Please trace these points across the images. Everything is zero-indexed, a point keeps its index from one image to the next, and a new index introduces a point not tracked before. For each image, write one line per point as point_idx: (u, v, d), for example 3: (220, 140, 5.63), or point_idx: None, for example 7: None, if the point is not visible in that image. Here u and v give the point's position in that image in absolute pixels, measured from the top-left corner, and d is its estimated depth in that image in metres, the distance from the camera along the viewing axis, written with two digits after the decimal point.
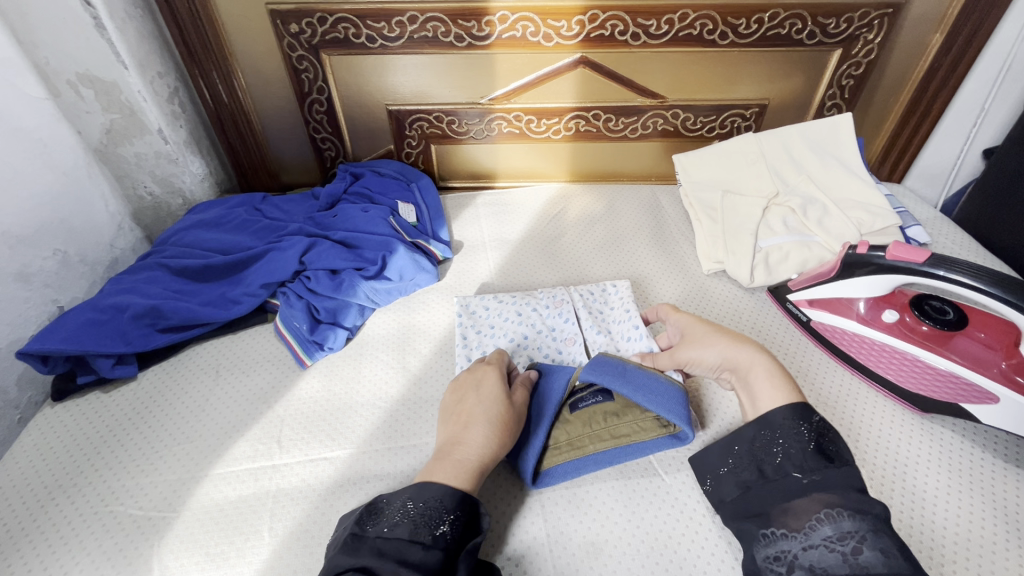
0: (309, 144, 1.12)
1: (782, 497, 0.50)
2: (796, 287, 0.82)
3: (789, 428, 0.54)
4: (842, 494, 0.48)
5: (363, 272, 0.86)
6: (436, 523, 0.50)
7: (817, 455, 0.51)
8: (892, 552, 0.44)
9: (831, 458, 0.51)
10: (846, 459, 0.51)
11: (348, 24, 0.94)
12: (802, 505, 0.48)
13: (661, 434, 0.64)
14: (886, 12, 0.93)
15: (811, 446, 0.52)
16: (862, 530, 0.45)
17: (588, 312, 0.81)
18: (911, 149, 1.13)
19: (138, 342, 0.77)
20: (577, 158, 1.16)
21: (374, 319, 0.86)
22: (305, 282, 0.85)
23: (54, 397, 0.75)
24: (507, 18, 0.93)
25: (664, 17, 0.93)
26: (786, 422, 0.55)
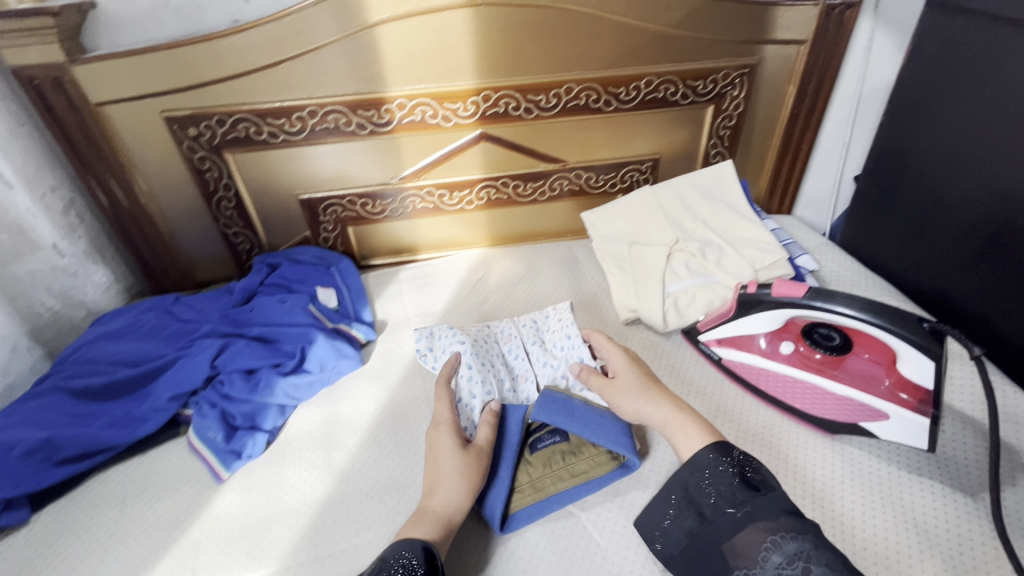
0: (221, 239, 1.10)
1: (728, 534, 0.52)
2: (705, 327, 0.86)
3: (713, 466, 0.58)
4: (771, 517, 0.50)
5: (281, 369, 0.84)
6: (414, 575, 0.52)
7: (743, 487, 0.55)
8: (834, 563, 0.45)
9: (757, 488, 0.54)
10: (771, 485, 0.54)
11: (248, 123, 0.96)
12: (747, 538, 0.51)
13: (613, 466, 0.70)
14: (744, 71, 1.05)
15: (737, 480, 0.56)
16: (806, 550, 0.47)
17: (535, 343, 0.87)
18: (793, 184, 1.25)
19: (30, 481, 0.71)
20: (493, 224, 1.20)
21: (296, 416, 0.83)
22: (218, 387, 0.81)
23: None
24: (405, 105, 0.98)
25: (550, 92, 1.00)
26: (711, 461, 0.59)
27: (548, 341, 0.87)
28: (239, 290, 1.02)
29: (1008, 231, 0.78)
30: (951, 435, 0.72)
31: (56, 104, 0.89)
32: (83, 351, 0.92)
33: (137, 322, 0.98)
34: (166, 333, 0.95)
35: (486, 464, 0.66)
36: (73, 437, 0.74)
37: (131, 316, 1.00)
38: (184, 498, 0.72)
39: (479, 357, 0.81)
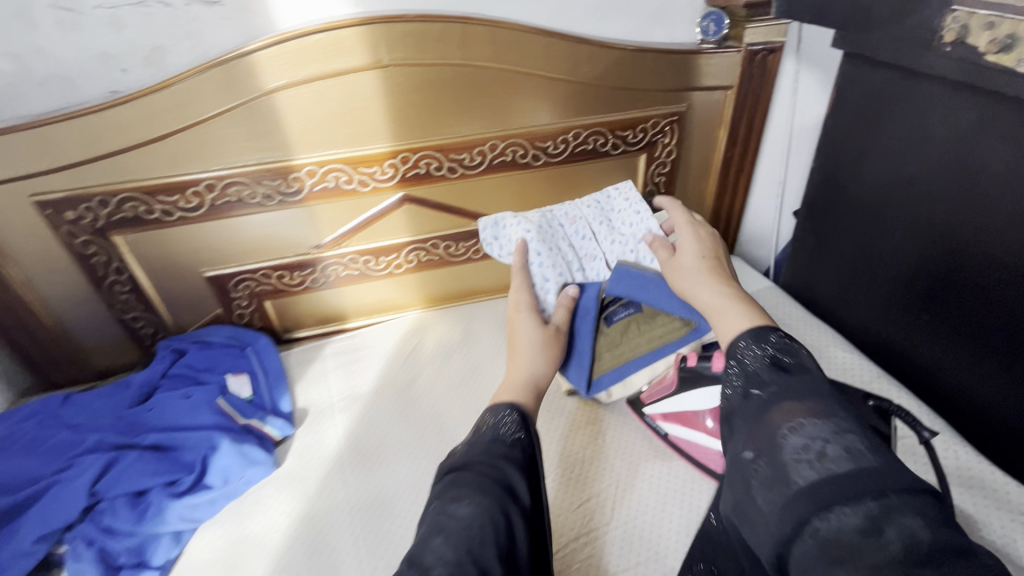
0: (119, 325, 0.99)
1: (756, 403, 0.48)
2: (649, 400, 0.81)
3: (760, 348, 0.53)
4: (804, 401, 0.46)
5: (176, 487, 0.74)
6: (514, 431, 0.59)
7: (773, 368, 0.50)
8: (856, 450, 0.41)
9: (788, 369, 0.49)
10: (806, 367, 0.49)
11: (136, 202, 0.86)
12: (778, 409, 0.46)
13: (684, 332, 0.80)
14: (673, 119, 1.02)
15: (780, 362, 0.50)
16: (827, 434, 0.43)
17: (600, 221, 0.89)
18: (734, 225, 1.22)
19: None
20: (427, 285, 1.12)
21: (195, 541, 0.73)
22: (98, 519, 0.70)
23: None
24: (315, 172, 0.90)
25: (474, 150, 0.95)
26: (743, 345, 0.54)
27: (611, 217, 0.90)
28: (135, 386, 0.91)
29: (942, 286, 0.76)
30: None
31: None
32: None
33: (13, 434, 0.85)
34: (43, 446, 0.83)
35: (564, 342, 0.77)
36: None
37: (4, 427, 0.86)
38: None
39: (546, 245, 0.85)
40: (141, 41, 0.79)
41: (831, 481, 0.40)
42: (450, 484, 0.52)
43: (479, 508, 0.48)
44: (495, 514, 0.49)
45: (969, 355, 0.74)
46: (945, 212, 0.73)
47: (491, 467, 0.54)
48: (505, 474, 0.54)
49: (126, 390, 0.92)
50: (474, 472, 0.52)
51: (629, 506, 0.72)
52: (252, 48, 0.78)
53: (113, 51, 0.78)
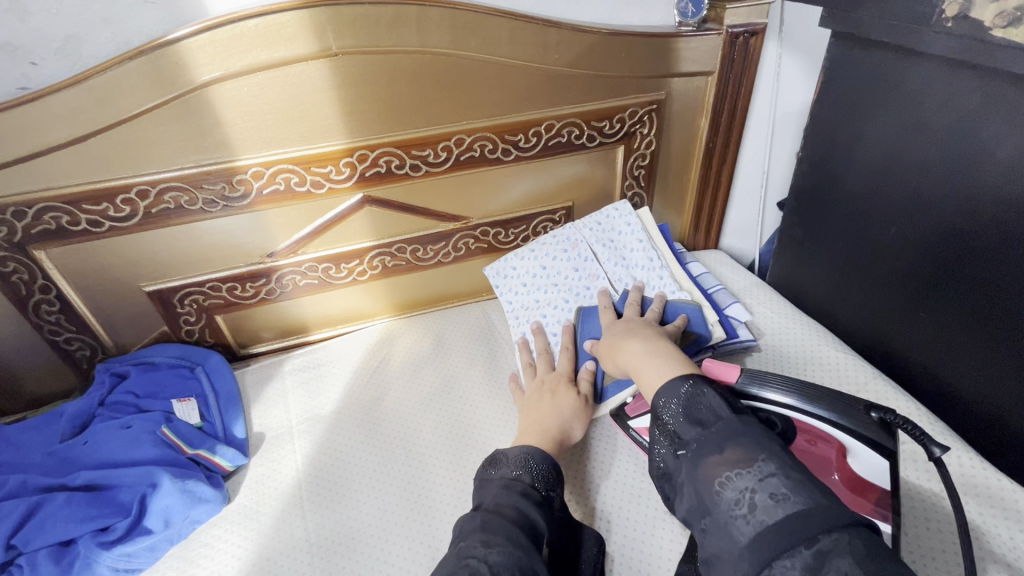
0: (51, 348, 0.89)
1: (689, 462, 0.51)
2: (635, 412, 0.73)
3: (683, 400, 0.55)
4: (725, 449, 0.49)
5: (109, 534, 0.65)
6: (546, 485, 0.60)
7: (693, 424, 0.53)
8: (782, 494, 0.44)
9: (704, 422, 0.53)
10: (719, 416, 0.53)
11: (58, 212, 0.76)
12: (705, 468, 0.49)
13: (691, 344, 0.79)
14: (653, 108, 0.95)
15: (704, 413, 0.53)
16: (751, 483, 0.46)
17: (602, 245, 0.91)
18: (717, 218, 1.16)
19: None
20: (395, 292, 1.05)
21: None
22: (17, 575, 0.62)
23: None
24: (262, 173, 0.82)
25: (439, 145, 0.87)
26: (662, 402, 0.57)
27: (615, 242, 0.91)
28: (68, 416, 0.82)
29: (941, 279, 0.71)
30: (913, 519, 0.63)
31: None
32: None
33: None
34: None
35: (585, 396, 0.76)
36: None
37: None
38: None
39: (548, 278, 0.90)
40: (52, 28, 0.69)
41: (767, 531, 0.43)
42: (482, 521, 0.53)
43: (507, 555, 0.49)
44: (525, 558, 0.49)
45: (972, 351, 0.70)
46: (944, 201, 0.68)
47: (522, 517, 0.54)
48: (531, 519, 0.55)
49: (59, 421, 0.83)
50: (504, 521, 0.53)
51: (618, 532, 0.65)
52: (181, 36, 0.69)
53: (18, 41, 0.69)
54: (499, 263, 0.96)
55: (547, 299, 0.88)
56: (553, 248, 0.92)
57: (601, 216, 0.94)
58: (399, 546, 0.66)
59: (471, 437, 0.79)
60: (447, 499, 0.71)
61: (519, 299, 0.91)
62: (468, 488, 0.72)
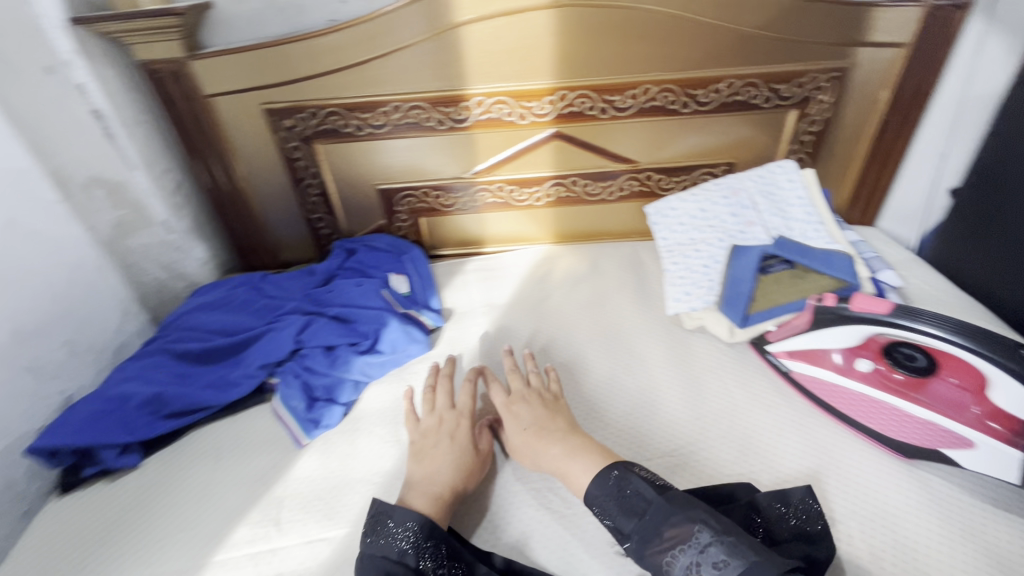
0: (306, 223, 1.18)
1: (636, 553, 0.58)
2: (774, 339, 0.84)
3: (605, 499, 0.62)
4: (665, 530, 0.56)
5: (357, 348, 0.90)
6: (436, 565, 0.59)
7: (630, 512, 0.60)
8: (722, 561, 0.52)
9: (637, 511, 0.60)
10: (648, 498, 0.60)
11: (337, 116, 1.02)
12: (652, 556, 0.56)
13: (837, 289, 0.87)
14: (834, 75, 1.01)
15: (632, 504, 0.60)
16: (698, 554, 0.53)
17: (763, 197, 0.99)
18: (878, 195, 1.17)
19: (142, 430, 0.80)
20: (559, 221, 1.21)
21: (369, 392, 0.89)
22: (302, 360, 0.88)
23: (63, 489, 0.78)
24: (483, 102, 1.01)
25: (628, 92, 1.01)
26: (596, 495, 0.63)
27: (776, 195, 0.99)
28: (320, 273, 1.10)
29: None
30: None
31: (174, 95, 0.98)
32: (183, 323, 1.01)
33: (229, 295, 1.07)
34: (256, 309, 1.04)
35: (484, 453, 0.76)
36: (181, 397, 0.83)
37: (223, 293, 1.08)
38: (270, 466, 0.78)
39: (706, 221, 1.00)
40: None
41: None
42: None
43: None
44: None
45: None
46: None
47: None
48: None
49: (310, 275, 1.10)
50: None
51: None
52: None
53: None
54: (659, 202, 1.07)
55: (701, 238, 0.99)
56: (715, 195, 1.02)
57: (764, 170, 1.01)
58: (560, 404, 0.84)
59: (622, 342, 0.94)
60: (597, 380, 0.88)
61: (674, 236, 1.02)
62: (618, 378, 0.88)
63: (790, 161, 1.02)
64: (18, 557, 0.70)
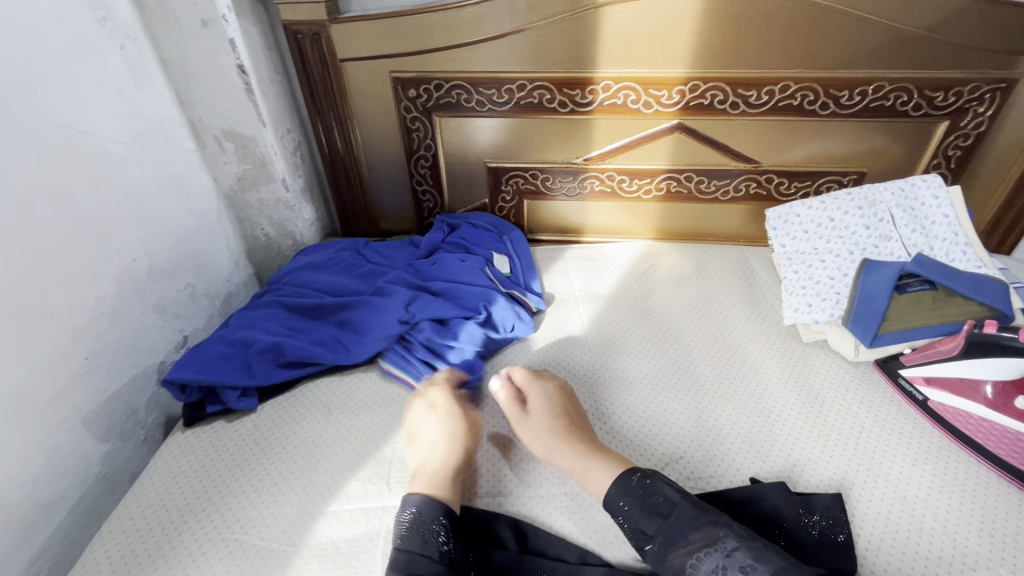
0: (410, 194, 1.20)
1: (658, 555, 0.58)
2: (910, 363, 0.80)
3: (620, 502, 0.62)
4: (691, 537, 0.57)
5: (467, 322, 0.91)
6: (443, 537, 0.61)
7: (653, 515, 0.60)
8: (748, 565, 0.53)
9: (661, 513, 0.60)
10: (671, 502, 0.60)
11: (461, 90, 1.02)
12: (676, 559, 0.56)
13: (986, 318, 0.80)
14: (1000, 86, 0.92)
15: (647, 509, 0.60)
16: (727, 560, 0.54)
17: (903, 211, 0.92)
18: (1022, 223, 1.07)
19: (261, 375, 0.82)
20: (665, 217, 1.18)
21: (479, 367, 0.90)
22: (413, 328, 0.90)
23: (185, 423, 0.81)
24: (610, 87, 0.99)
25: (764, 88, 0.96)
26: (617, 494, 0.63)
27: (917, 211, 0.92)
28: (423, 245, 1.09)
29: None
30: None
31: (309, 56, 1.01)
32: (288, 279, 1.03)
33: (335, 257, 1.09)
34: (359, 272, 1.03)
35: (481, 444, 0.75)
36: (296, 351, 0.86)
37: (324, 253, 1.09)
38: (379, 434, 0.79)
39: (835, 232, 0.95)
40: None
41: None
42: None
43: None
44: None
45: None
46: None
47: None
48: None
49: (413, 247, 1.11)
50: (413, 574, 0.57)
51: None
52: None
53: None
54: (779, 207, 1.02)
55: (828, 248, 0.94)
56: (847, 204, 0.96)
57: (905, 183, 0.94)
58: (677, 416, 0.79)
59: (733, 350, 0.90)
60: (711, 390, 0.83)
61: (795, 244, 0.97)
62: (732, 383, 0.84)
63: (936, 176, 0.95)
64: (145, 478, 0.74)
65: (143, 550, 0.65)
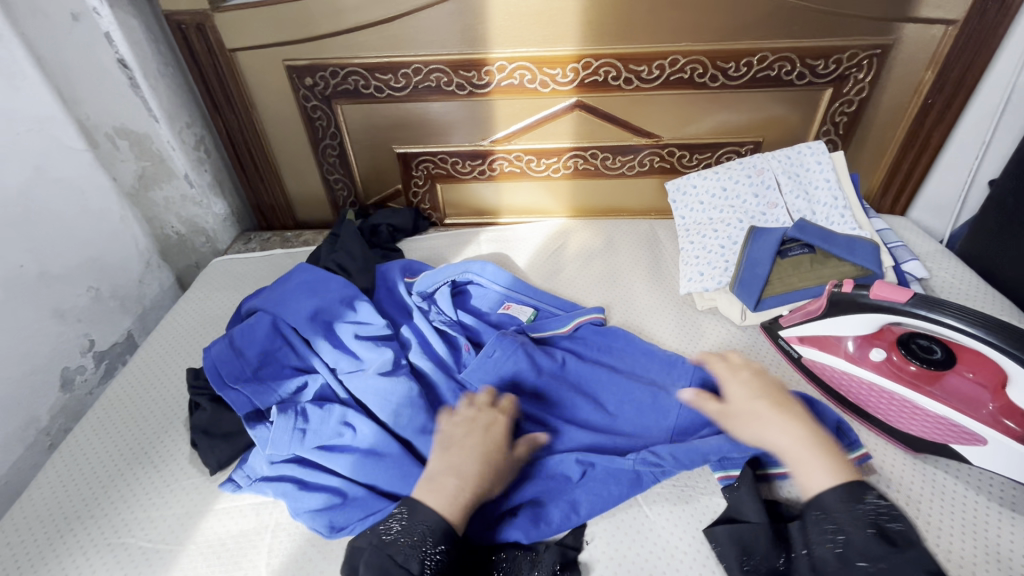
0: (323, 183, 1.19)
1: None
2: (787, 323, 0.82)
3: (846, 511, 0.51)
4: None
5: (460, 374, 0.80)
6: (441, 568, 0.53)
7: (879, 540, 0.49)
8: None
9: (895, 543, 0.48)
10: (911, 541, 0.49)
11: (357, 76, 1.01)
12: None
13: (858, 276, 0.84)
14: (875, 53, 0.95)
15: (871, 529, 0.49)
16: None
17: (788, 178, 0.96)
18: (911, 184, 1.12)
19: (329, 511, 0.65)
20: (577, 195, 1.19)
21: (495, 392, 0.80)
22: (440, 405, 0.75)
23: (103, 433, 0.81)
24: (505, 67, 0.99)
25: (654, 63, 0.97)
26: (840, 504, 0.52)
27: (801, 177, 0.96)
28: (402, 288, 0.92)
29: None
30: None
31: (196, 47, 1.00)
32: (249, 390, 0.72)
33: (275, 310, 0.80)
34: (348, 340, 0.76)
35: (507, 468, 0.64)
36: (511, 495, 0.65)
37: (257, 328, 0.77)
38: (213, 404, 0.77)
39: (727, 201, 0.98)
40: None
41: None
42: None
43: None
44: None
45: None
46: None
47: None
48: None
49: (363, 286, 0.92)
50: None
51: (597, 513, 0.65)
52: None
53: None
54: (678, 180, 1.05)
55: (721, 219, 0.97)
56: (738, 173, 0.99)
57: (792, 151, 0.98)
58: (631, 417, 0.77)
59: (633, 320, 0.93)
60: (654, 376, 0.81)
61: (692, 215, 1.01)
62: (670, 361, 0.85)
63: (820, 143, 0.98)
64: (34, 487, 0.74)
65: (29, 557, 0.66)
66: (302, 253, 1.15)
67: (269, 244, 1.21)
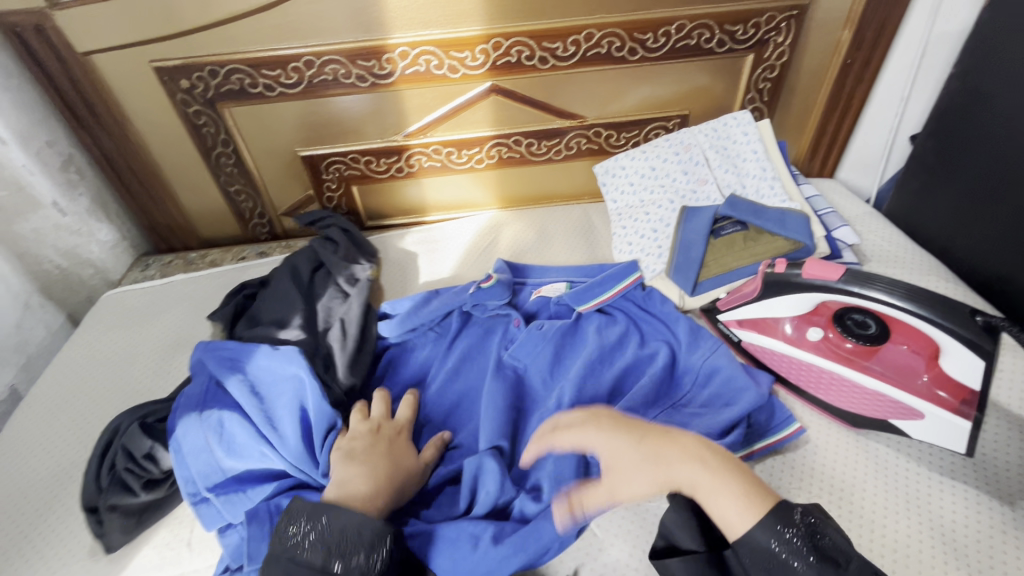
0: (223, 196, 1.07)
1: None
2: (725, 307, 0.78)
3: (777, 541, 0.46)
4: None
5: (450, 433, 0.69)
6: None
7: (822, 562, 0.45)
8: None
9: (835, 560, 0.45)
10: (845, 552, 0.45)
11: (242, 74, 0.90)
12: None
13: (790, 251, 0.82)
14: (791, 15, 0.92)
15: (812, 555, 0.45)
16: None
17: (715, 152, 0.92)
18: (837, 146, 1.11)
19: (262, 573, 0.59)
20: (505, 184, 1.12)
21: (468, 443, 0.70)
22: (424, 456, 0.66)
23: None
24: (408, 54, 0.90)
25: (569, 38, 0.90)
26: (767, 534, 0.46)
27: (729, 150, 0.93)
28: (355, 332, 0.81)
29: None
30: (992, 433, 0.65)
31: (41, 53, 0.85)
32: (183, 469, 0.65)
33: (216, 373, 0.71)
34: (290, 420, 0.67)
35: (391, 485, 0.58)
36: (466, 497, 0.61)
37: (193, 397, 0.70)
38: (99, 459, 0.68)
39: (658, 182, 0.94)
40: None
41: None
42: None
43: None
44: None
45: None
46: None
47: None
48: None
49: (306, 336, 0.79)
50: None
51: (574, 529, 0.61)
52: None
53: None
54: (607, 162, 1.01)
55: (652, 200, 0.93)
56: (666, 151, 0.95)
57: (717, 123, 0.94)
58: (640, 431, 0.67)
59: None
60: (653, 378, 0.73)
61: (624, 198, 0.97)
62: None
63: (744, 112, 0.95)
64: None
65: None
66: (208, 276, 1.03)
67: (170, 269, 1.08)
